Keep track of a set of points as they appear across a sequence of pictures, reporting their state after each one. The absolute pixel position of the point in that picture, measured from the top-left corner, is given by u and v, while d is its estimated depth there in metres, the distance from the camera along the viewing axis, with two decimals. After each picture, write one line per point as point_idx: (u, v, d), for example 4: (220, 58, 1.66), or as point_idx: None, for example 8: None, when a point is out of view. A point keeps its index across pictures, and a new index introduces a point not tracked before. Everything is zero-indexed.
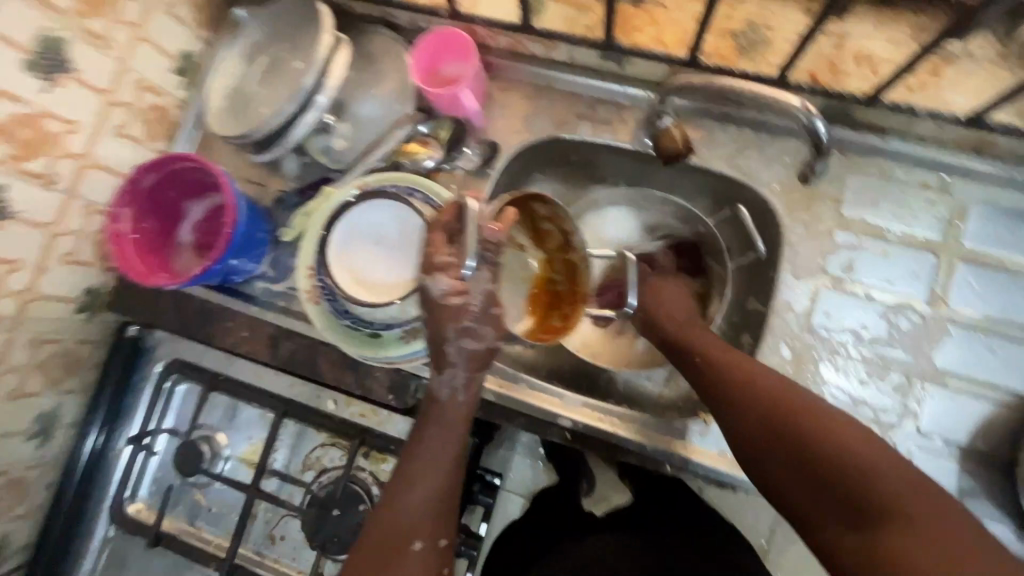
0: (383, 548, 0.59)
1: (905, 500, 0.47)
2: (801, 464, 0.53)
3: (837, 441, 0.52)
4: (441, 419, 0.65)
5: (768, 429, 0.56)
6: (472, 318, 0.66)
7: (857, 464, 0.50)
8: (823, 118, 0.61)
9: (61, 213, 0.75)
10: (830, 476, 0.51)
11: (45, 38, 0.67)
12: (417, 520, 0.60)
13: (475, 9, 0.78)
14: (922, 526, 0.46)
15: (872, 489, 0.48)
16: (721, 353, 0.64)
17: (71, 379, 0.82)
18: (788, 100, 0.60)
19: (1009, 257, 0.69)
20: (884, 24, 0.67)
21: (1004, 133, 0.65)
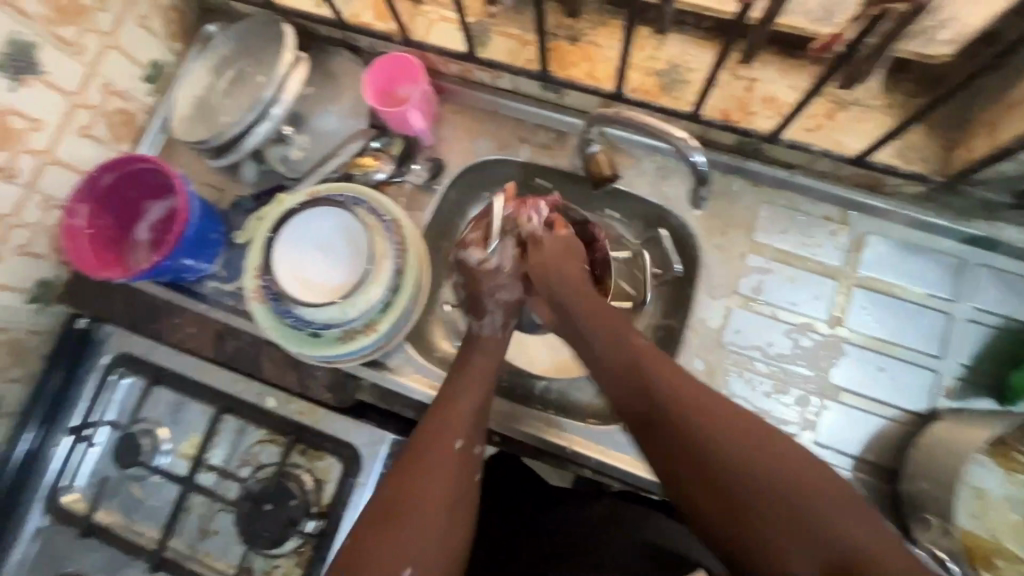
0: (427, 437, 0.68)
1: (785, 466, 0.53)
2: (687, 439, 0.57)
3: (711, 407, 0.58)
4: (483, 350, 0.75)
5: (649, 398, 0.60)
6: (503, 276, 0.77)
7: (729, 425, 0.57)
8: (700, 151, 0.67)
9: (19, 206, 0.78)
10: (692, 436, 0.57)
11: (15, 42, 0.72)
12: (454, 423, 0.69)
13: (427, 37, 0.84)
14: (792, 494, 0.52)
15: (774, 462, 0.54)
16: (624, 335, 0.65)
17: (16, 368, 0.84)
18: (672, 132, 0.65)
19: (898, 285, 0.76)
20: (788, 71, 0.75)
21: (889, 173, 0.72)
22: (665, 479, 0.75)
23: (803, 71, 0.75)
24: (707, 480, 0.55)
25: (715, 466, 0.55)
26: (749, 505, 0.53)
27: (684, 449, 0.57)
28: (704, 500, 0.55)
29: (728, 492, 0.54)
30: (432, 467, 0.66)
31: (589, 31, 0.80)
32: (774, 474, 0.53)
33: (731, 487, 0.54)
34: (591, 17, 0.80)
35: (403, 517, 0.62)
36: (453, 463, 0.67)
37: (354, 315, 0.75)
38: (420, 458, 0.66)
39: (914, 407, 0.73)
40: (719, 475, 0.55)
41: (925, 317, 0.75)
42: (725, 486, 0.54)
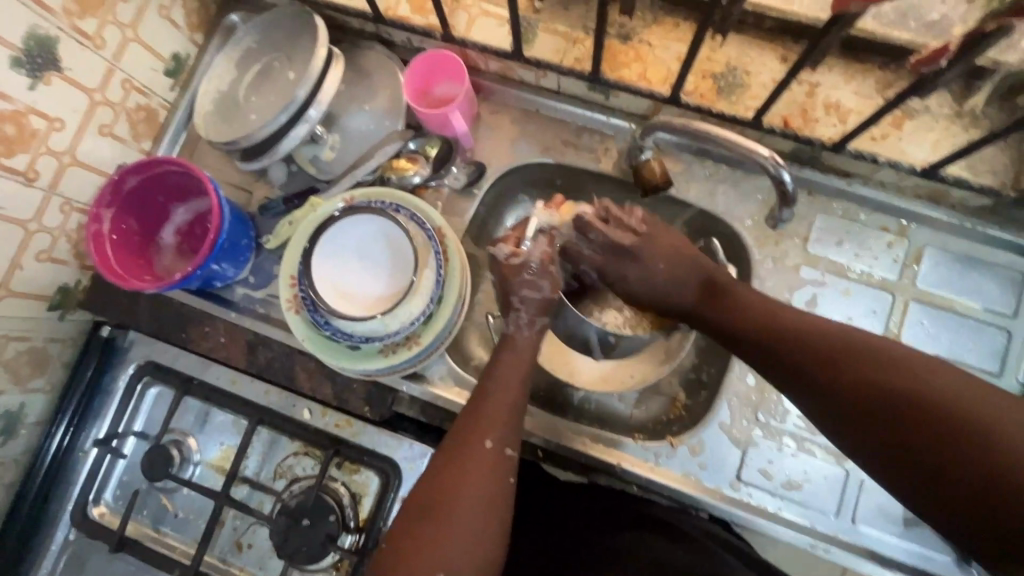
0: (456, 445, 0.62)
1: (923, 380, 0.52)
2: (808, 369, 0.58)
3: (824, 330, 0.59)
4: (514, 352, 0.69)
5: (770, 333, 0.62)
6: (531, 272, 0.71)
7: (850, 346, 0.57)
8: (788, 169, 0.64)
9: (40, 210, 0.74)
10: (816, 362, 0.58)
11: (35, 36, 0.67)
12: (485, 422, 0.63)
13: (468, 34, 0.80)
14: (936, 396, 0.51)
15: (898, 376, 0.53)
16: (729, 293, 0.68)
17: (39, 376, 0.80)
18: (756, 150, 0.63)
19: (957, 300, 0.74)
20: (852, 76, 0.71)
21: (956, 185, 0.69)
22: (717, 496, 0.73)
23: (868, 76, 0.71)
24: (841, 400, 0.55)
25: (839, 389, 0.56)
26: (885, 418, 0.53)
27: (808, 376, 0.58)
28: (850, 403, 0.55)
29: (855, 408, 0.54)
30: (464, 471, 0.60)
31: (641, 30, 0.76)
32: (904, 387, 0.52)
33: (861, 405, 0.54)
34: (643, 15, 0.76)
35: (432, 527, 0.57)
36: (485, 465, 0.60)
37: (396, 327, 0.72)
38: (453, 456, 0.61)
39: None
40: (852, 390, 0.55)
41: (985, 334, 0.73)
42: (862, 400, 0.54)
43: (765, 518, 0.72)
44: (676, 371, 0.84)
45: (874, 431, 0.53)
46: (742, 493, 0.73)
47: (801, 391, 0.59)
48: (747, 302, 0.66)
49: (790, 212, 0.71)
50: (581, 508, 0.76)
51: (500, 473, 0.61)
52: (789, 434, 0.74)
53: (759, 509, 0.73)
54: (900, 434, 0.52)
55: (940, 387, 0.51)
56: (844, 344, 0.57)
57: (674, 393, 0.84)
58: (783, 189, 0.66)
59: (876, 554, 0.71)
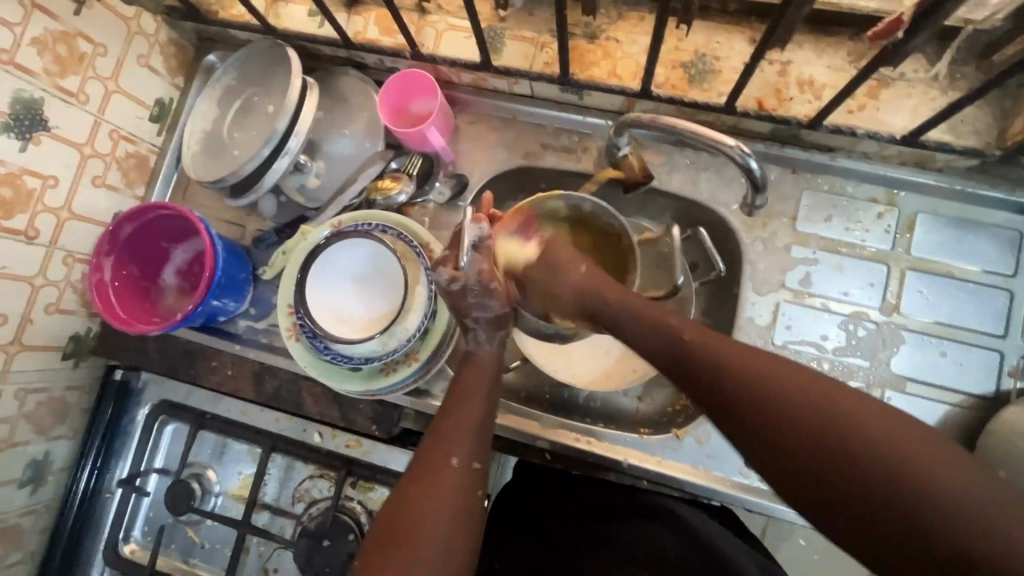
0: (425, 464, 0.61)
1: (817, 404, 0.45)
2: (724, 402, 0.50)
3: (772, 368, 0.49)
4: (474, 369, 0.69)
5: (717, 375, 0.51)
6: (473, 295, 0.68)
7: (802, 397, 0.46)
8: (755, 157, 0.63)
9: (44, 265, 0.76)
10: (735, 399, 0.49)
11: (20, 100, 0.70)
12: (452, 438, 0.63)
13: (438, 50, 0.81)
14: (810, 419, 0.45)
15: (840, 425, 0.43)
16: (662, 319, 0.58)
17: (61, 424, 0.83)
18: (722, 141, 0.62)
19: (954, 264, 0.73)
20: (823, 50, 0.71)
21: (939, 150, 0.68)
22: (727, 485, 0.73)
23: (839, 49, 0.70)
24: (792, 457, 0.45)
25: (778, 449, 0.46)
26: (823, 472, 0.43)
27: (735, 403, 0.49)
28: (762, 430, 0.47)
29: (785, 457, 0.45)
30: (432, 489, 0.59)
31: (607, 27, 0.76)
32: (819, 420, 0.44)
33: (773, 434, 0.46)
34: (608, 11, 0.76)
35: (404, 542, 0.55)
36: (452, 482, 0.60)
37: (394, 345, 0.74)
38: (421, 472, 0.60)
39: (980, 390, 0.71)
40: (780, 436, 0.46)
41: (985, 297, 0.72)
42: (807, 442, 0.44)
43: (778, 502, 0.71)
44: None
45: (834, 496, 0.43)
46: (753, 479, 0.73)
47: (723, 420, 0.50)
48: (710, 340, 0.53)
49: (763, 199, 0.69)
50: (578, 500, 0.74)
51: (471, 489, 0.60)
52: None
53: (773, 494, 0.72)
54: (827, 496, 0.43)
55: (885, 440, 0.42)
56: (793, 401, 0.46)
57: None
58: (752, 176, 0.65)
59: None
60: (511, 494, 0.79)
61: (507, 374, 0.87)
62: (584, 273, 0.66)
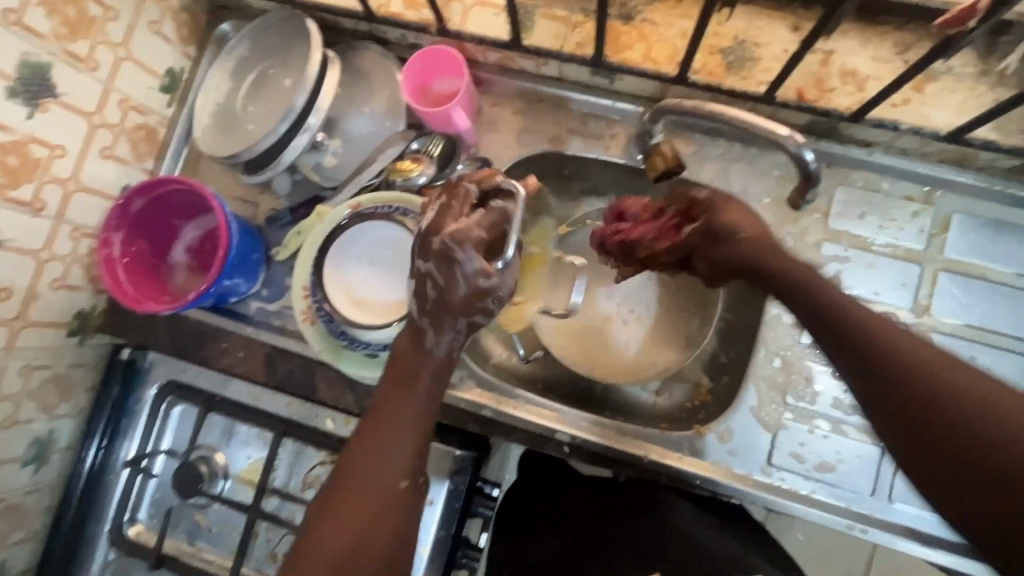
0: (370, 481, 0.58)
1: (960, 386, 0.48)
2: (866, 361, 0.53)
3: (912, 350, 0.52)
4: (419, 365, 0.63)
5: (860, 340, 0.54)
6: (495, 298, 0.62)
7: (951, 378, 0.49)
8: (811, 148, 0.62)
9: (50, 238, 0.74)
10: (881, 361, 0.52)
11: (28, 64, 0.66)
12: (401, 457, 0.59)
13: (464, 26, 0.78)
14: (950, 397, 0.48)
15: (955, 394, 0.48)
16: (791, 261, 0.62)
17: (65, 402, 0.81)
18: (778, 131, 0.61)
19: (989, 267, 0.72)
20: (868, 40, 0.68)
21: (984, 148, 0.66)
22: (748, 483, 0.72)
23: (885, 39, 0.68)
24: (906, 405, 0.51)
25: (893, 393, 0.51)
26: (956, 445, 0.47)
27: (874, 368, 0.53)
28: (897, 399, 0.51)
29: (916, 426, 0.50)
30: (377, 510, 0.57)
31: (643, 8, 0.73)
32: (958, 401, 0.48)
33: (912, 406, 0.50)
34: None
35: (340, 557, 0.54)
36: (397, 504, 0.58)
37: None
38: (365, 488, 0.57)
39: None
40: (913, 409, 0.50)
41: (1019, 301, 0.71)
42: (942, 420, 0.48)
43: (799, 502, 0.71)
44: (698, 357, 0.83)
45: (959, 471, 0.47)
46: (774, 478, 0.72)
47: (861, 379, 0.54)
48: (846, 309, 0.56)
49: (816, 191, 0.69)
50: (589, 498, 0.77)
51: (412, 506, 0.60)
52: (821, 416, 0.73)
53: (794, 494, 0.71)
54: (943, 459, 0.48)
55: (997, 412, 0.47)
56: (932, 382, 0.50)
57: (698, 378, 0.82)
58: (806, 168, 0.64)
59: (917, 532, 0.69)
60: (524, 489, 0.83)
61: (527, 364, 0.85)
62: (756, 223, 0.66)
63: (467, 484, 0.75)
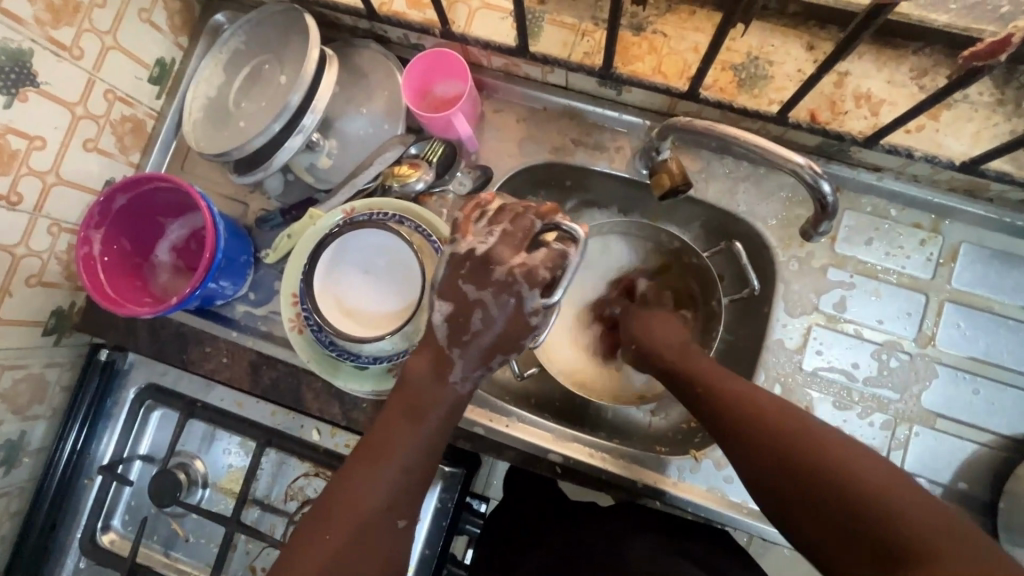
0: (364, 514, 0.55)
1: (850, 467, 0.46)
2: (755, 440, 0.53)
3: (803, 427, 0.51)
4: (431, 391, 0.60)
5: (749, 417, 0.54)
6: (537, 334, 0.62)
7: (843, 454, 0.47)
8: (828, 179, 0.59)
9: (27, 233, 0.70)
10: (774, 439, 0.51)
11: (7, 50, 0.63)
12: (402, 496, 0.58)
13: (469, 30, 0.75)
14: (833, 479, 0.46)
15: (822, 469, 0.47)
16: (689, 356, 0.65)
17: (38, 403, 0.78)
18: (791, 158, 0.58)
19: (995, 299, 0.70)
20: (884, 63, 0.66)
21: (998, 180, 0.65)
22: (744, 512, 0.70)
23: (901, 63, 0.66)
24: (779, 472, 0.50)
25: (782, 477, 0.49)
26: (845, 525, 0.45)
27: (763, 449, 0.52)
28: (780, 481, 0.50)
29: (805, 507, 0.48)
30: (365, 545, 0.55)
31: (654, 19, 0.71)
32: (839, 479, 0.46)
33: (801, 488, 0.48)
34: (657, 3, 0.71)
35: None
36: (387, 541, 0.56)
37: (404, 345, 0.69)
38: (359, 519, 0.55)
39: (1011, 431, 0.68)
40: (797, 483, 0.48)
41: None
42: (827, 499, 0.46)
43: None
44: None
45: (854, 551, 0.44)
46: None
47: (748, 460, 0.53)
48: (736, 391, 0.57)
49: (829, 224, 0.65)
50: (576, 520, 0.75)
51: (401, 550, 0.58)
52: None
53: None
54: (832, 537, 0.46)
55: (861, 470, 0.46)
56: (818, 456, 0.48)
57: None
58: (823, 201, 0.61)
59: None
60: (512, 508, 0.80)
61: (520, 380, 0.83)
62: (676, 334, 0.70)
63: (455, 502, 0.73)
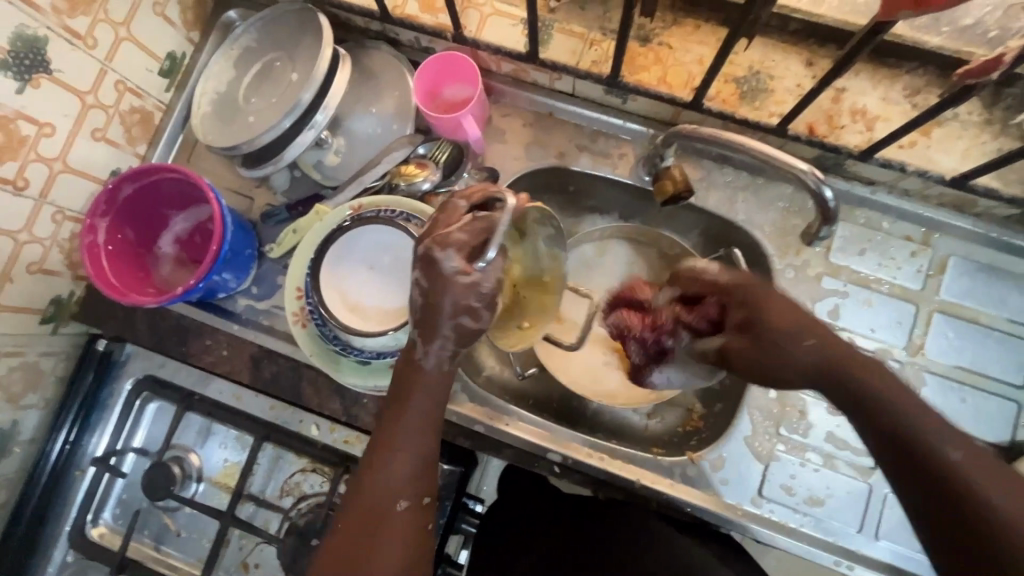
0: (370, 504, 0.56)
1: (951, 446, 0.49)
2: (860, 398, 0.55)
3: (908, 399, 0.53)
4: (422, 385, 0.60)
5: (853, 375, 0.56)
6: (480, 301, 0.57)
7: (944, 435, 0.50)
8: (830, 185, 0.62)
9: (31, 220, 0.70)
10: (877, 401, 0.54)
11: (23, 36, 0.63)
12: (398, 478, 0.57)
13: (480, 34, 0.76)
14: (931, 453, 0.50)
15: (926, 445, 0.50)
16: (796, 311, 0.61)
17: (32, 393, 0.76)
18: (795, 164, 0.61)
19: (981, 311, 0.73)
20: (879, 82, 0.69)
21: (985, 196, 0.68)
22: (738, 513, 0.71)
23: (895, 82, 0.69)
24: (889, 449, 0.52)
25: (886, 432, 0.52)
26: (937, 495, 0.49)
27: (864, 405, 0.54)
28: (883, 439, 0.53)
29: (902, 468, 0.51)
30: (376, 531, 0.55)
31: (660, 32, 0.73)
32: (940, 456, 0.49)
33: (904, 447, 0.51)
34: (663, 16, 0.74)
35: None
36: (400, 527, 0.56)
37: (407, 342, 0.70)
38: (365, 507, 0.56)
39: (996, 438, 0.71)
40: (897, 446, 0.51)
41: (1008, 345, 0.72)
42: (927, 469, 0.50)
43: (786, 534, 0.70)
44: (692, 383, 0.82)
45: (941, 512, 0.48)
46: (764, 509, 0.71)
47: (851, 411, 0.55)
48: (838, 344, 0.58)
49: (830, 230, 0.68)
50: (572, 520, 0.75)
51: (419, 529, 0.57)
52: (813, 449, 0.73)
53: (782, 526, 0.71)
54: (922, 497, 0.50)
55: (970, 462, 0.48)
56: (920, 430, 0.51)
57: (690, 404, 0.82)
58: (824, 204, 0.63)
59: (902, 571, 0.69)
60: (508, 506, 0.80)
61: (520, 379, 0.84)
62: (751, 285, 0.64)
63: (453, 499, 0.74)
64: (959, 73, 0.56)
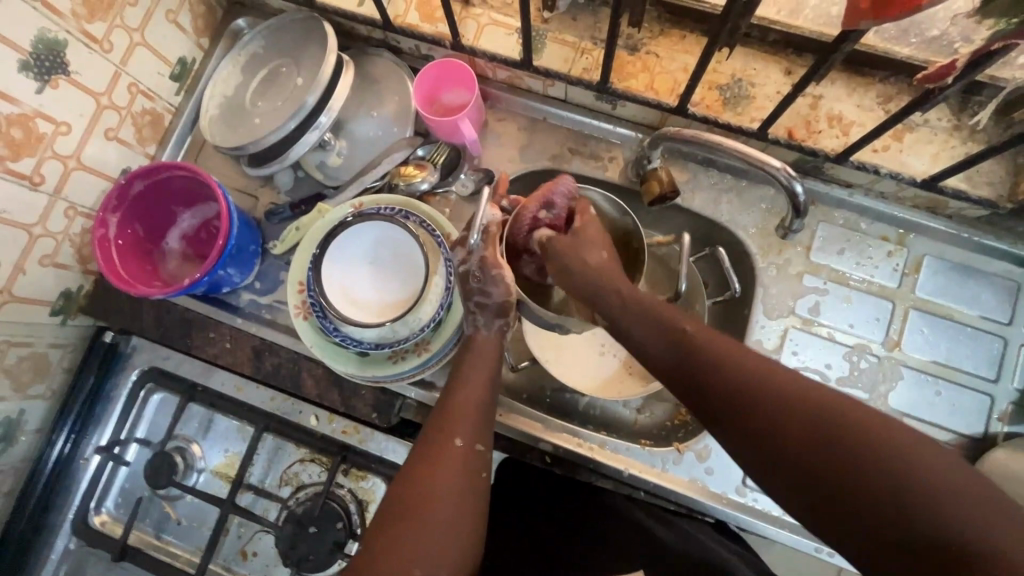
0: (432, 446, 0.62)
1: (832, 412, 0.48)
2: (746, 417, 0.52)
3: (776, 383, 0.51)
4: (472, 352, 0.69)
5: (720, 379, 0.54)
6: (476, 279, 0.68)
7: (826, 407, 0.48)
8: (801, 181, 0.66)
9: (45, 214, 0.73)
10: (752, 401, 0.51)
11: (44, 39, 0.67)
12: (455, 422, 0.64)
13: (477, 43, 0.80)
14: (810, 427, 0.48)
15: (836, 417, 0.47)
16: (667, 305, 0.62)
17: (39, 383, 0.78)
18: (767, 162, 0.65)
19: (955, 308, 0.76)
20: (853, 89, 0.73)
21: (955, 197, 0.71)
22: (723, 502, 0.74)
23: (868, 90, 0.73)
24: (773, 454, 0.49)
25: (769, 434, 0.50)
26: (837, 485, 0.45)
27: (738, 407, 0.52)
28: (767, 446, 0.50)
29: (792, 469, 0.48)
30: (437, 465, 0.60)
31: (648, 41, 0.77)
32: (828, 432, 0.47)
33: (780, 443, 0.49)
34: (650, 27, 0.78)
35: (409, 537, 0.55)
36: (459, 463, 0.61)
37: (405, 333, 0.73)
38: (428, 452, 0.62)
39: (970, 430, 0.74)
40: (780, 446, 0.49)
41: (981, 341, 0.75)
42: (820, 458, 0.47)
43: (768, 522, 0.73)
44: None
45: (846, 506, 0.45)
46: (748, 498, 0.74)
47: (732, 426, 0.53)
48: (709, 341, 0.57)
49: (801, 223, 0.73)
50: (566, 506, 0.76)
51: (475, 470, 0.62)
52: None
53: (765, 515, 0.73)
54: (830, 491, 0.46)
55: (852, 418, 0.47)
56: (798, 419, 0.49)
57: (677, 399, 0.84)
58: (795, 199, 0.68)
59: None
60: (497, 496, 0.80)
61: (513, 373, 0.86)
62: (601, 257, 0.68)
63: None
64: (920, 74, 0.61)
